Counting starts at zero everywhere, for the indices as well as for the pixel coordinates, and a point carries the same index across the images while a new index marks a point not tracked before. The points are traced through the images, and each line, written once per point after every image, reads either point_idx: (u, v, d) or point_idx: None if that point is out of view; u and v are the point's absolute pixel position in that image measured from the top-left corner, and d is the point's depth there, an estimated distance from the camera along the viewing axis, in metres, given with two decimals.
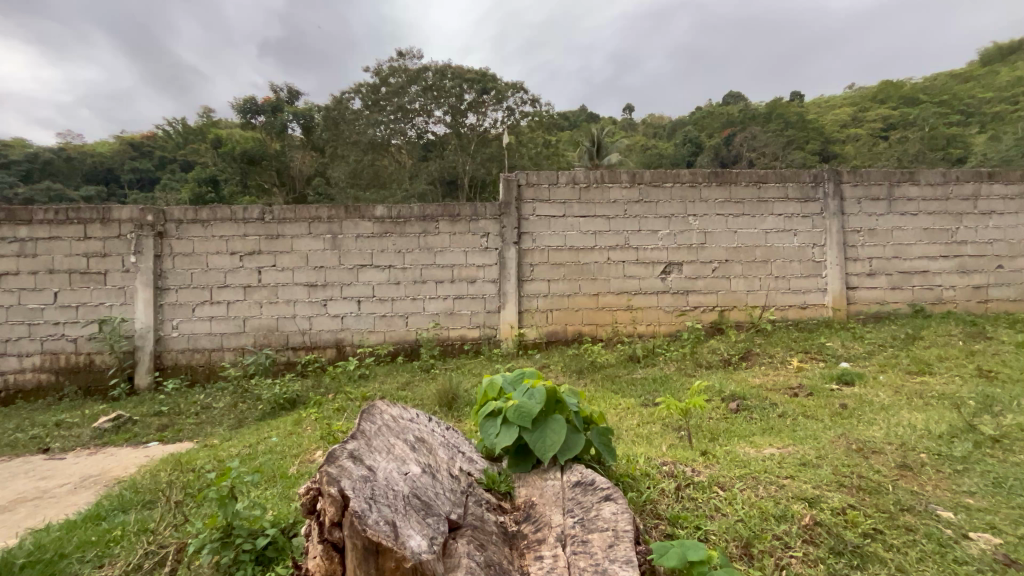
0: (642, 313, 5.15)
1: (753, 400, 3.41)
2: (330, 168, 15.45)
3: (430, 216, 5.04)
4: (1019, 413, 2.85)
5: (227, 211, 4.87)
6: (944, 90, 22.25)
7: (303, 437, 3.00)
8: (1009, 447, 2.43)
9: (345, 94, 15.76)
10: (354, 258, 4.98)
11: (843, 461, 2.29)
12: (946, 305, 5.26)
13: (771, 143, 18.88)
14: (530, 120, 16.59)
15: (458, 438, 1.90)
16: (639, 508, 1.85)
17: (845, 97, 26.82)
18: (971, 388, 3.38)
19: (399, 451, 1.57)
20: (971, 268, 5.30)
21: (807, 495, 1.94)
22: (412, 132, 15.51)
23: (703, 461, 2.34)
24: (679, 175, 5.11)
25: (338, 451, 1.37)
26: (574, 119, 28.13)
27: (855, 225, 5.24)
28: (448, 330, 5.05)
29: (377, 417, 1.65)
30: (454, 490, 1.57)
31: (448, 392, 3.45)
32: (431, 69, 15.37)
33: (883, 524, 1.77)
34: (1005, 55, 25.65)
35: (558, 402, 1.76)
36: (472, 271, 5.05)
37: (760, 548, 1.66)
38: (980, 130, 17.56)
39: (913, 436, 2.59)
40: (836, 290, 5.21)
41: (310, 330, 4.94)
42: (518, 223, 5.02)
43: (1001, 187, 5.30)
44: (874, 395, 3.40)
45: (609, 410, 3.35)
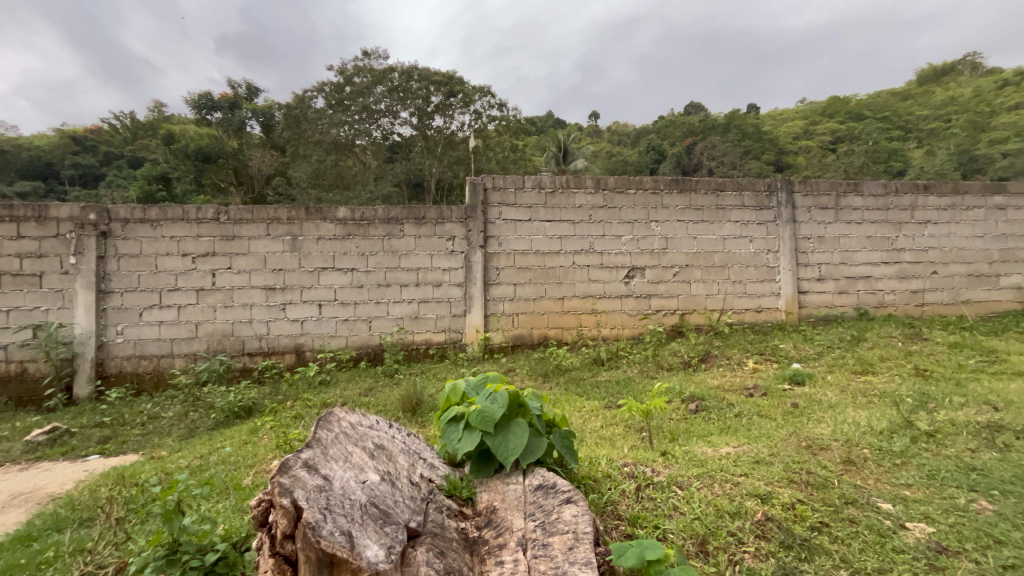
0: (607, 317, 5.24)
1: (712, 400, 3.53)
2: (292, 168, 15.01)
3: (395, 218, 4.96)
4: (951, 409, 3.06)
5: (178, 210, 4.64)
6: (886, 107, 23.74)
7: (258, 447, 2.89)
8: (941, 441, 2.61)
9: (308, 92, 15.37)
10: (316, 261, 4.85)
11: (793, 458, 2.39)
12: (887, 309, 5.60)
13: (729, 153, 19.66)
14: (497, 124, 16.63)
15: (419, 444, 1.88)
16: (600, 509, 1.87)
17: (797, 111, 28.21)
18: (909, 386, 3.60)
19: (357, 459, 1.54)
20: (909, 273, 5.66)
21: (760, 491, 2.01)
22: (378, 132, 15.28)
23: (663, 462, 2.40)
24: (642, 182, 5.23)
25: (292, 461, 1.33)
26: (542, 125, 28.42)
27: (806, 232, 5.51)
28: (413, 334, 4.98)
29: (334, 424, 1.61)
30: (414, 497, 1.54)
31: (412, 398, 3.40)
32: (397, 70, 15.19)
33: (829, 518, 1.87)
34: (940, 76, 27.62)
35: (520, 406, 1.76)
36: (437, 275, 5.00)
37: (715, 545, 1.71)
38: (918, 145, 18.81)
39: (857, 432, 2.75)
40: (789, 294, 5.45)
41: (267, 335, 4.77)
42: (484, 227, 5.02)
43: (936, 199, 5.69)
44: (823, 394, 3.57)
45: (573, 413, 3.38)
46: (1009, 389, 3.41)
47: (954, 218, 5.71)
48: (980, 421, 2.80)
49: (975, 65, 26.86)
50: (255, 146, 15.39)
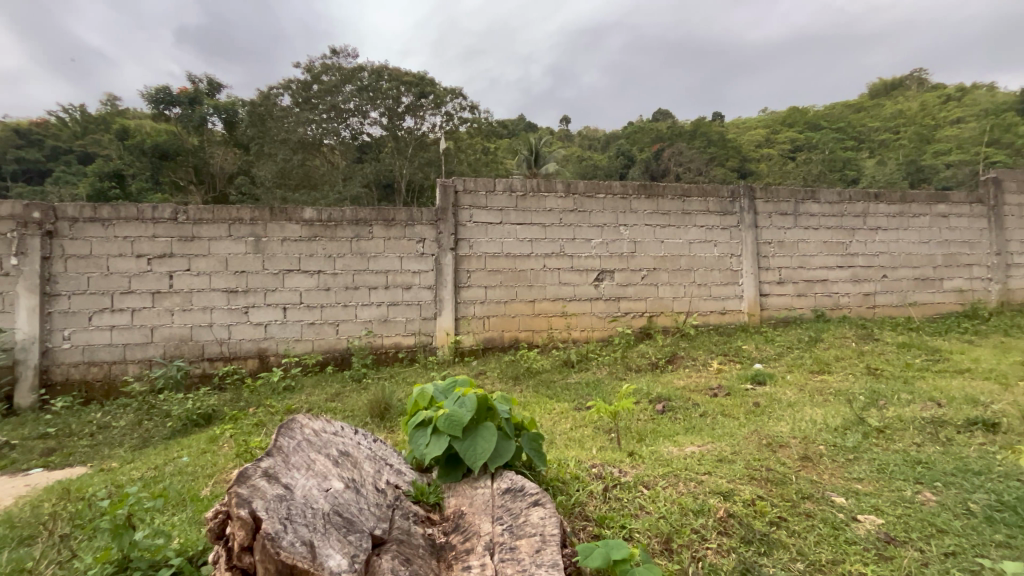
0: (577, 319, 5.29)
1: (678, 401, 3.61)
2: (256, 167, 14.57)
3: (364, 220, 4.88)
4: (899, 406, 3.23)
5: (132, 209, 4.43)
6: (841, 118, 24.93)
7: (218, 456, 2.78)
8: (890, 436, 2.75)
9: (273, 89, 14.96)
10: (280, 263, 4.72)
11: (754, 456, 2.48)
12: (842, 310, 5.88)
13: (695, 159, 20.21)
14: (469, 126, 16.59)
15: (386, 449, 1.85)
16: (568, 511, 1.89)
17: (759, 120, 29.28)
18: (861, 385, 3.78)
19: (320, 467, 1.50)
20: (861, 277, 5.95)
21: (722, 489, 2.08)
22: (347, 132, 15.01)
23: (630, 462, 2.44)
24: (611, 187, 5.32)
25: (251, 470, 1.29)
26: (514, 128, 28.53)
27: (767, 237, 5.72)
28: (382, 337, 4.90)
29: (296, 432, 1.56)
30: (379, 504, 1.52)
31: (380, 402, 3.35)
32: (366, 69, 14.94)
33: (786, 512, 1.94)
34: (889, 90, 29.21)
35: (488, 409, 1.76)
36: (407, 277, 4.95)
37: (679, 543, 1.75)
38: (870, 154, 19.82)
39: (814, 429, 2.87)
40: (751, 297, 5.65)
41: (229, 339, 4.61)
42: (455, 229, 4.99)
43: (886, 207, 6.01)
44: (783, 393, 3.71)
45: (543, 415, 3.40)
46: (950, 386, 3.63)
47: (903, 224, 6.04)
48: (924, 417, 2.96)
49: (921, 81, 28.59)
50: (217, 143, 14.86)
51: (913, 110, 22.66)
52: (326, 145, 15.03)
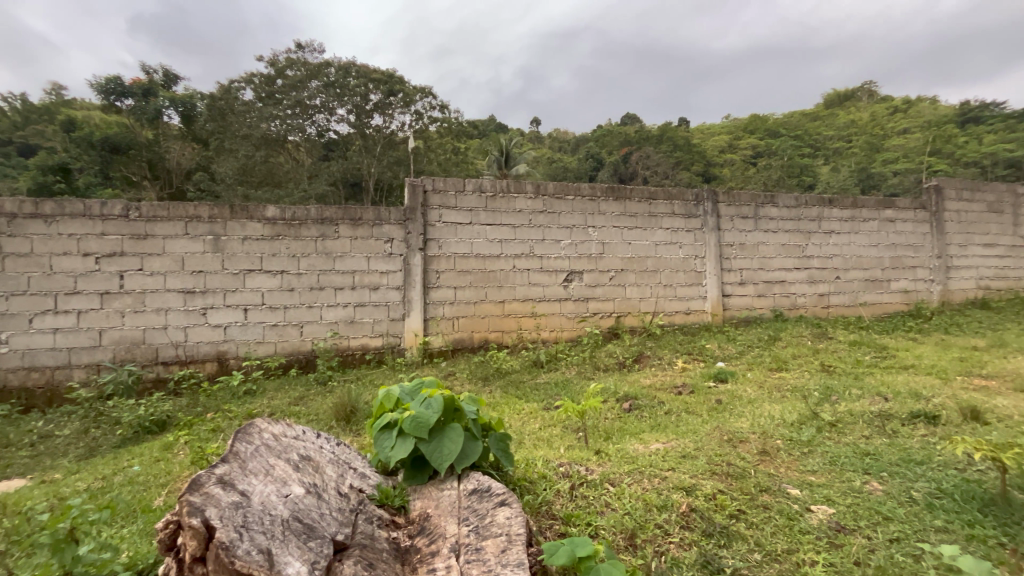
0: (546, 320, 5.33)
1: (644, 399, 3.69)
2: (216, 163, 14.04)
3: (329, 219, 4.77)
4: (850, 401, 3.40)
5: (79, 205, 4.19)
6: (798, 126, 26.04)
7: (172, 464, 2.66)
8: (841, 430, 2.89)
9: (234, 83, 14.44)
10: (241, 262, 4.55)
11: (715, 451, 2.56)
12: (798, 310, 6.14)
13: (662, 163, 20.72)
14: (439, 125, 16.48)
15: (350, 453, 1.81)
16: (534, 510, 1.90)
17: (722, 126, 30.25)
18: (816, 381, 3.96)
19: (279, 472, 1.46)
20: (816, 278, 6.23)
21: (685, 484, 2.13)
22: (312, 129, 14.64)
23: (597, 460, 2.47)
24: (580, 189, 5.39)
25: (204, 478, 1.25)
26: (485, 129, 28.49)
27: (729, 239, 5.92)
28: (348, 339, 4.80)
29: (254, 437, 1.52)
30: (342, 509, 1.49)
31: (346, 405, 3.27)
32: (333, 65, 14.59)
33: (746, 505, 2.01)
34: (842, 100, 30.72)
35: (455, 410, 1.75)
36: (374, 278, 4.87)
37: (643, 538, 1.79)
38: (825, 161, 20.78)
39: (772, 425, 2.98)
40: (714, 297, 5.83)
41: (185, 342, 4.41)
42: (424, 229, 4.94)
43: (839, 212, 6.31)
44: (743, 390, 3.84)
45: (512, 415, 3.41)
46: (896, 382, 3.84)
47: (854, 228, 6.36)
48: (873, 411, 3.13)
49: (871, 94, 30.25)
50: (173, 137, 14.24)
51: (864, 120, 23.90)
52: (290, 141, 14.64)
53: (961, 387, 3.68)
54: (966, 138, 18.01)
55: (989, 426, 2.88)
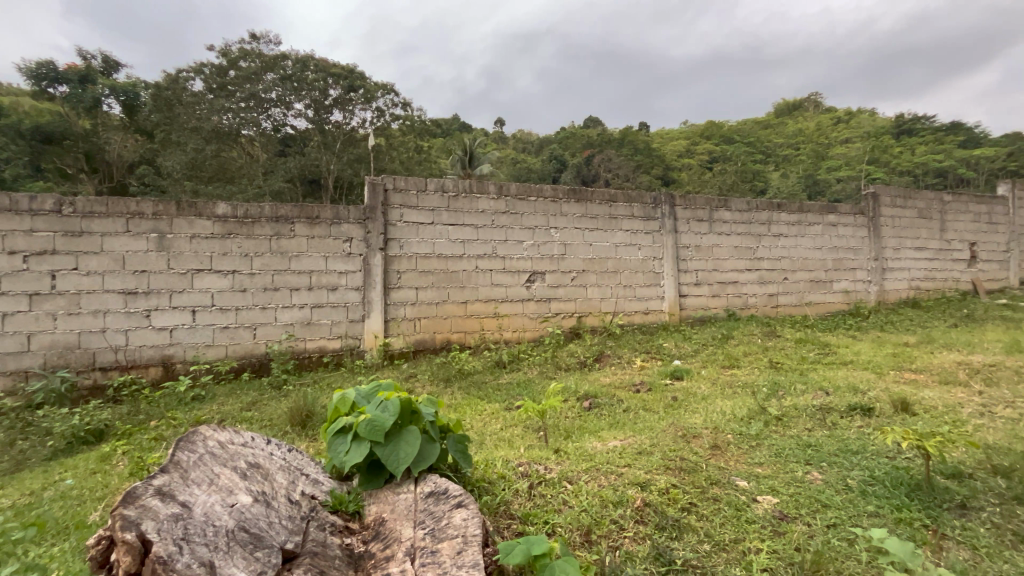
0: (509, 320, 5.35)
1: (603, 397, 3.77)
2: (163, 156, 13.32)
3: (285, 217, 4.61)
4: (795, 395, 3.60)
5: (5, 200, 3.89)
6: (750, 134, 27.26)
7: (110, 475, 2.51)
8: (786, 423, 3.05)
9: (182, 73, 13.69)
10: (188, 262, 4.34)
11: (670, 447, 2.65)
12: (750, 310, 6.42)
13: (623, 166, 21.21)
14: (401, 123, 16.24)
15: (302, 459, 1.76)
16: (492, 511, 1.90)
17: (680, 131, 31.25)
18: (765, 377, 4.16)
19: (225, 481, 1.41)
20: (766, 279, 6.54)
21: (640, 479, 2.20)
22: (268, 124, 14.11)
23: (556, 459, 2.51)
24: (542, 190, 5.44)
25: (141, 489, 1.19)
26: (449, 128, 28.32)
27: (685, 241, 6.12)
28: (304, 341, 4.67)
29: (198, 445, 1.46)
30: (292, 516, 1.45)
31: (302, 410, 3.18)
32: (290, 58, 14.10)
33: (697, 498, 2.09)
34: (791, 110, 32.41)
35: (412, 413, 1.73)
36: (332, 278, 4.75)
37: (598, 534, 1.83)
38: (775, 167, 21.82)
39: (723, 420, 3.11)
40: (671, 298, 6.02)
41: (126, 346, 4.16)
42: (384, 228, 4.86)
43: (787, 216, 6.65)
44: (697, 387, 3.99)
45: (474, 416, 3.40)
46: (836, 376, 4.09)
47: (801, 232, 6.72)
48: (815, 404, 3.31)
49: (817, 105, 32.10)
50: (114, 128, 13.40)
51: (810, 130, 25.28)
52: (244, 135, 14.05)
53: (893, 381, 3.95)
54: (901, 149, 19.41)
55: (917, 416, 3.11)
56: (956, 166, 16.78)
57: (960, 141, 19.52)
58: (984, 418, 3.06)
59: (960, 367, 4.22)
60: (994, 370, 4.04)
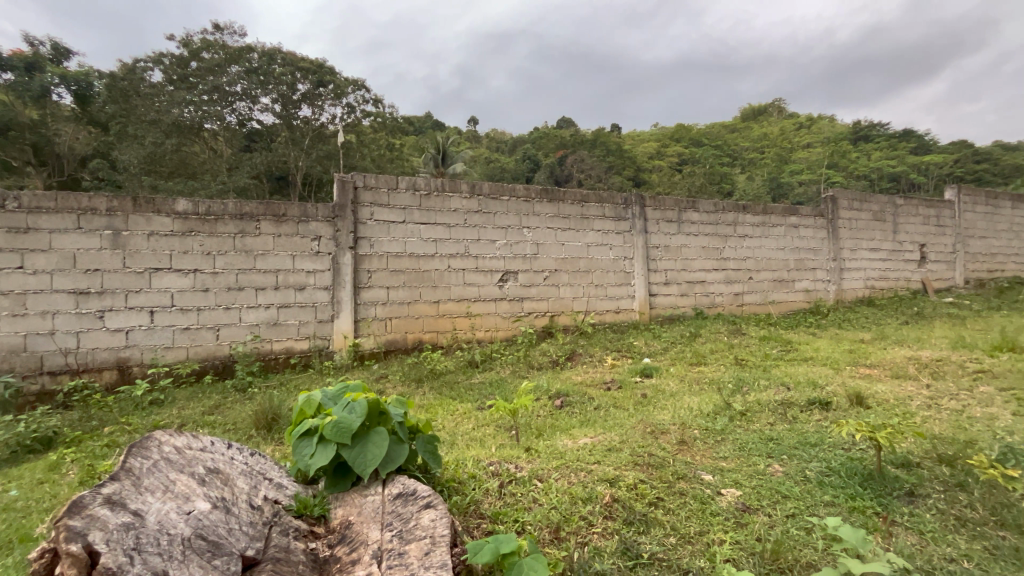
0: (481, 320, 5.34)
1: (575, 395, 3.81)
2: (118, 150, 12.72)
3: (250, 214, 4.47)
4: (758, 391, 3.72)
5: None
6: (718, 137, 28.01)
7: (59, 485, 2.37)
8: (749, 418, 3.16)
9: (139, 63, 13.12)
10: (146, 260, 4.16)
11: (639, 443, 2.70)
12: (717, 308, 6.60)
13: (596, 167, 21.49)
14: (372, 120, 16.00)
15: (265, 464, 1.72)
16: (461, 510, 1.90)
17: (651, 134, 31.85)
18: (730, 374, 4.29)
19: (181, 487, 1.36)
20: (732, 278, 6.74)
21: (609, 476, 2.23)
22: (232, 118, 13.66)
23: (527, 457, 2.52)
24: (514, 190, 5.45)
25: (89, 498, 1.14)
26: (421, 126, 28.06)
27: (655, 242, 6.24)
28: (271, 342, 4.54)
29: (152, 451, 1.40)
30: (254, 522, 1.41)
31: (267, 413, 3.10)
32: (256, 50, 13.67)
33: (664, 493, 2.13)
34: (756, 115, 33.53)
35: (381, 414, 1.71)
36: (300, 277, 4.63)
37: (567, 530, 1.84)
38: (741, 170, 22.51)
39: (690, 416, 3.20)
40: (642, 297, 6.14)
41: (77, 349, 3.96)
42: (354, 227, 4.78)
43: (751, 217, 6.87)
44: (666, 384, 4.09)
45: (445, 416, 3.38)
46: (797, 372, 4.25)
47: (765, 233, 6.95)
48: (777, 399, 3.44)
49: (780, 110, 33.30)
50: (64, 119, 12.73)
51: (774, 134, 26.18)
52: (207, 129, 13.55)
53: (850, 376, 4.14)
54: (857, 155, 20.34)
55: (871, 409, 3.26)
56: (908, 171, 17.71)
57: (911, 148, 20.57)
58: (932, 410, 3.24)
59: (911, 362, 4.45)
60: (941, 365, 4.28)
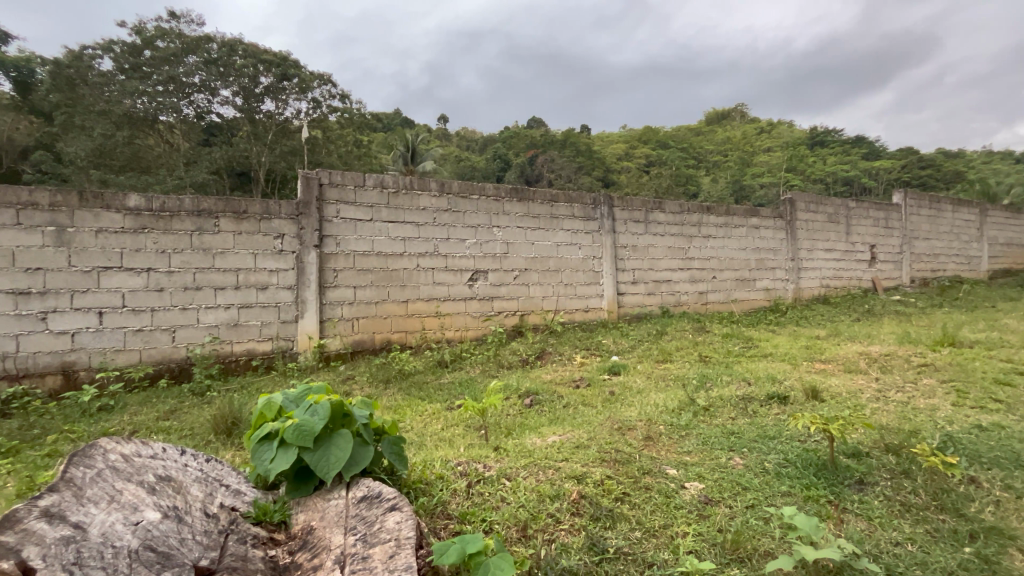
0: (451, 319, 5.30)
1: (544, 394, 3.84)
2: (63, 141, 12.01)
3: (208, 211, 4.30)
4: (721, 386, 3.84)
5: None
6: (683, 140, 28.72)
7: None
8: (712, 413, 3.25)
9: (87, 50, 12.41)
10: (94, 259, 3.94)
11: (606, 440, 2.74)
12: (682, 307, 6.77)
13: (566, 167, 21.69)
14: (339, 115, 15.65)
15: (222, 470, 1.66)
16: (429, 512, 1.88)
17: (620, 135, 32.35)
18: (694, 370, 4.41)
19: (129, 496, 1.29)
20: (697, 277, 6.92)
21: (577, 473, 2.26)
22: (189, 110, 13.10)
23: (495, 456, 2.51)
24: (484, 188, 5.43)
25: (23, 512, 1.07)
26: (390, 123, 27.65)
27: (623, 242, 6.35)
28: (230, 344, 4.38)
29: (97, 460, 1.33)
30: (209, 531, 1.35)
31: (227, 417, 2.99)
32: (215, 41, 13.14)
33: (631, 488, 2.17)
34: (719, 119, 34.61)
35: (344, 416, 1.67)
36: (262, 276, 4.49)
37: (535, 528, 1.85)
38: (706, 172, 23.17)
39: (656, 412, 3.27)
40: (610, 296, 6.23)
41: (17, 353, 3.72)
42: (319, 225, 4.66)
43: (715, 218, 7.07)
44: (633, 381, 4.16)
45: (414, 417, 3.34)
46: (758, 368, 4.41)
47: (728, 233, 7.17)
48: (738, 395, 3.55)
49: (742, 115, 34.49)
50: None
51: (737, 138, 27.06)
52: (162, 121, 12.95)
53: (806, 371, 4.32)
54: (814, 160, 21.28)
55: (825, 402, 3.41)
56: (860, 175, 18.65)
57: (863, 154, 21.67)
58: (880, 402, 3.42)
59: (862, 357, 4.69)
60: (888, 359, 4.53)
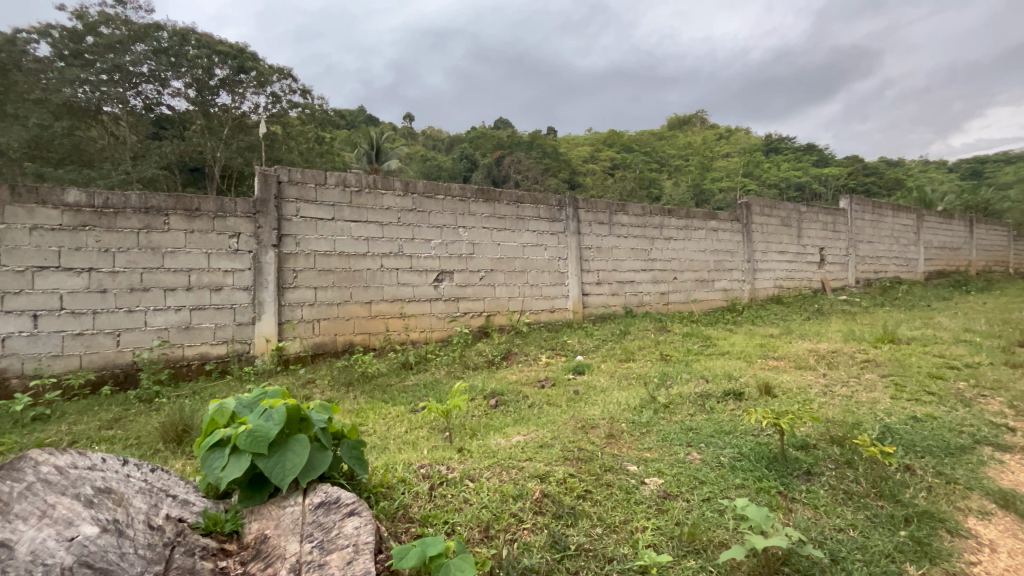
0: (416, 320, 5.24)
1: (509, 394, 3.85)
2: None
3: (156, 208, 4.09)
4: (680, 384, 3.96)
5: None
6: (647, 144, 29.45)
7: None
8: (672, 410, 3.35)
9: (21, 34, 11.55)
10: (28, 258, 3.68)
11: (570, 439, 2.78)
12: (645, 307, 6.94)
13: (532, 169, 21.83)
14: (300, 111, 15.20)
15: (168, 480, 1.58)
16: (390, 516, 1.85)
17: (585, 138, 32.84)
18: (655, 368, 4.53)
19: (62, 510, 1.21)
20: (659, 278, 7.11)
21: (540, 472, 2.27)
22: (137, 101, 12.41)
23: (459, 458, 2.50)
24: (449, 188, 5.40)
25: None
26: (354, 120, 27.10)
27: (588, 243, 6.45)
28: (181, 348, 4.18)
29: (27, 473, 1.24)
30: (153, 545, 1.29)
31: (178, 424, 2.85)
32: (166, 29, 12.49)
33: (593, 485, 2.21)
34: (681, 124, 35.72)
35: (302, 420, 1.63)
36: (216, 277, 4.30)
37: (497, 528, 1.86)
38: (668, 176, 23.84)
39: (619, 410, 3.34)
40: (575, 297, 6.32)
41: None
42: (277, 224, 4.51)
43: (676, 221, 7.28)
44: (597, 380, 4.24)
45: (377, 420, 3.28)
46: (716, 366, 4.57)
47: (688, 235, 7.40)
48: (696, 392, 3.67)
49: (702, 121, 35.68)
50: None
51: (697, 144, 27.98)
52: (106, 112, 12.21)
53: (760, 368, 4.51)
54: (768, 166, 22.25)
55: (777, 397, 3.57)
56: (810, 181, 19.65)
57: (813, 161, 22.82)
58: (827, 396, 3.61)
59: (812, 353, 4.94)
60: (835, 355, 4.79)
